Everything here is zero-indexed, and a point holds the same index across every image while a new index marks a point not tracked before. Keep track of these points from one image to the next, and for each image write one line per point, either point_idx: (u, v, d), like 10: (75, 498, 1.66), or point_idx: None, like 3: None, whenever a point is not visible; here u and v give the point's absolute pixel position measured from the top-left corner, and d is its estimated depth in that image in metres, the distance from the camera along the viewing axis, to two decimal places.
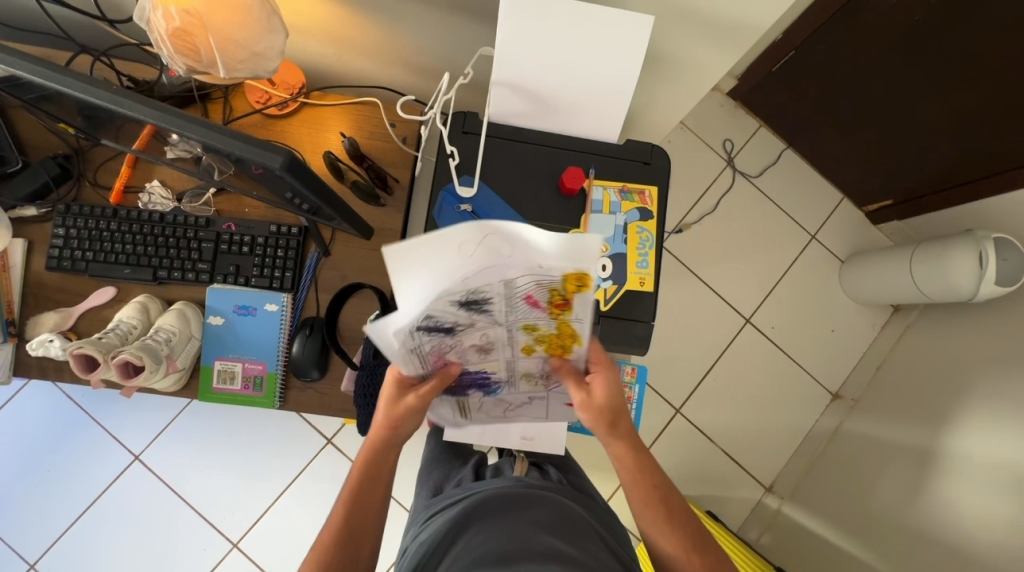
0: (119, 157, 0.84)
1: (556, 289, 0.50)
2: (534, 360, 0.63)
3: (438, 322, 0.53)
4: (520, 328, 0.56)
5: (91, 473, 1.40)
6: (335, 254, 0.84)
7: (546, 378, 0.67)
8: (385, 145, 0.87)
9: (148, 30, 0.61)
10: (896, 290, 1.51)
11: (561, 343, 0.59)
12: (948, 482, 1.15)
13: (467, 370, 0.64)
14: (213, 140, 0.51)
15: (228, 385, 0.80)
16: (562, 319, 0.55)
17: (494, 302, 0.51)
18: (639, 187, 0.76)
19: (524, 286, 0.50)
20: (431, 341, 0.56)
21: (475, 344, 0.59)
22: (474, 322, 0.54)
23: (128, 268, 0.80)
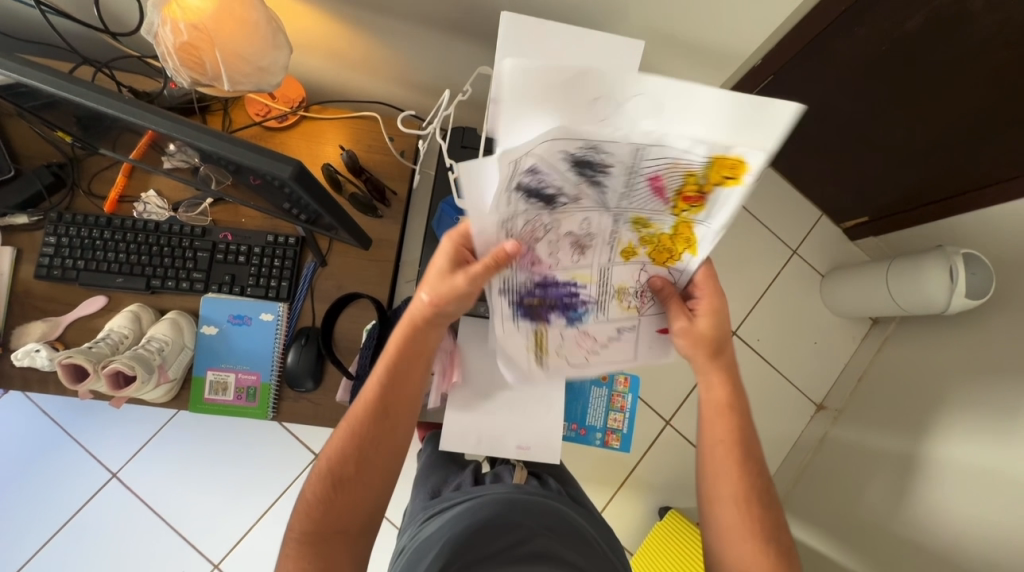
0: (115, 167, 0.84)
1: (690, 178, 0.47)
2: (631, 268, 0.59)
3: (548, 192, 0.48)
4: (630, 219, 0.53)
5: (65, 491, 1.34)
6: (332, 264, 0.84)
7: (635, 294, 0.63)
8: (384, 158, 0.89)
9: (155, 44, 0.63)
10: (874, 303, 1.56)
11: (668, 246, 0.57)
12: (928, 490, 1.18)
13: (554, 281, 0.58)
14: (220, 149, 0.52)
15: (220, 396, 0.79)
16: (684, 217, 0.52)
17: (613, 174, 0.47)
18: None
19: (648, 167, 0.47)
20: (531, 210, 0.50)
21: (569, 233, 0.54)
22: (582, 194, 0.49)
23: (120, 277, 0.79)
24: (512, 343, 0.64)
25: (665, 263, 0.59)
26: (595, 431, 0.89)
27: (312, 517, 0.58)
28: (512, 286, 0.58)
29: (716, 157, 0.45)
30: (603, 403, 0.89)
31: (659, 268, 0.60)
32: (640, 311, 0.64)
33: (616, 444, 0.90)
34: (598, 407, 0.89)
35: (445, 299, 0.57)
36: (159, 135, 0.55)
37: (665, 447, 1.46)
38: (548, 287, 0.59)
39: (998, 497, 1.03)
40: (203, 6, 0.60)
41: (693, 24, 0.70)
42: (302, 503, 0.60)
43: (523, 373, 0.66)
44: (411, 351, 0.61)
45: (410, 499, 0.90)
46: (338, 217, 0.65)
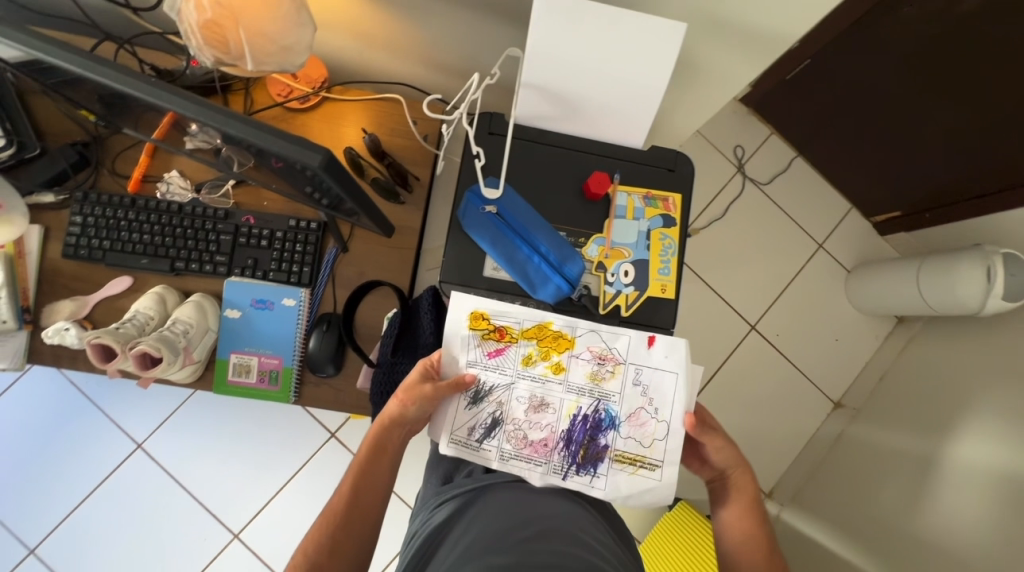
0: (139, 146, 0.83)
1: (483, 334, 0.70)
2: (578, 365, 0.71)
3: (484, 424, 0.71)
4: (525, 367, 0.71)
5: (93, 460, 1.39)
6: (353, 250, 0.83)
7: (606, 373, 0.71)
8: (406, 142, 0.87)
9: (178, 21, 0.61)
10: (902, 301, 1.52)
11: (553, 336, 0.70)
12: (947, 492, 1.16)
13: (568, 430, 0.71)
14: (246, 133, 0.50)
15: (244, 379, 0.79)
16: (521, 332, 0.70)
17: (482, 381, 0.71)
18: (662, 193, 0.74)
19: (478, 354, 0.71)
20: (503, 440, 0.72)
21: (530, 409, 0.71)
22: (497, 401, 0.71)
23: (145, 259, 0.80)
24: (617, 480, 0.70)
25: (571, 340, 0.71)
26: None
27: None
28: (560, 467, 0.71)
29: (468, 329, 0.69)
30: None
31: (577, 344, 0.71)
32: (620, 363, 0.71)
33: None
34: None
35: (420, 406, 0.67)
36: (185, 119, 0.54)
37: None
38: (571, 437, 0.71)
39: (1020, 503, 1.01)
40: None
41: (736, 7, 0.65)
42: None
43: (657, 484, 0.70)
44: (385, 442, 0.68)
45: (422, 484, 0.89)
46: (364, 205, 0.64)
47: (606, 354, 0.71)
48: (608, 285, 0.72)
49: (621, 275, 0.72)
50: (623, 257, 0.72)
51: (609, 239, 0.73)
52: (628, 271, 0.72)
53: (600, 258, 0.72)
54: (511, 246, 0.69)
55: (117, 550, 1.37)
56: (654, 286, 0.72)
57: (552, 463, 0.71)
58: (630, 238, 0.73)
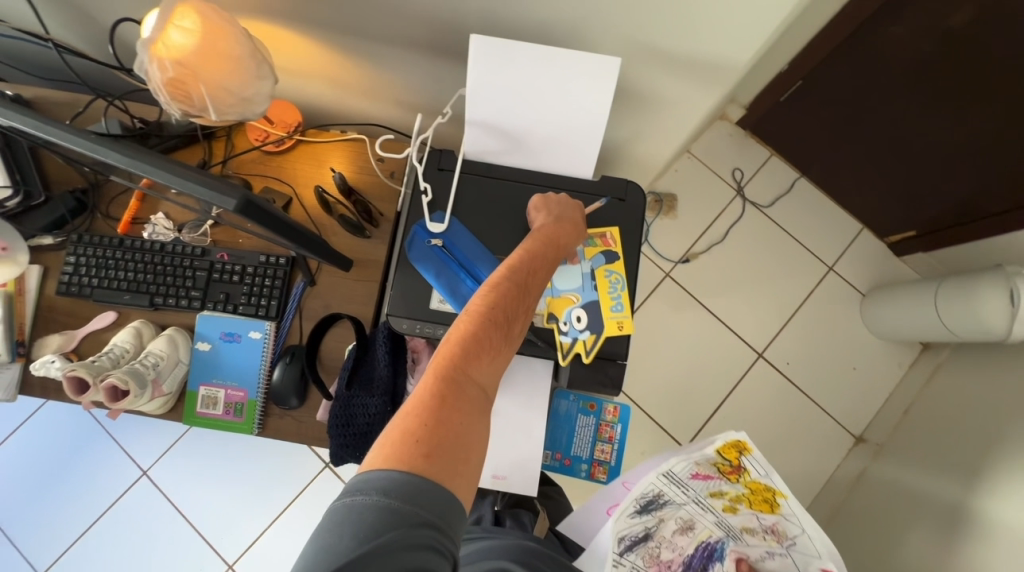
0: (131, 191, 0.90)
1: (719, 461, 0.65)
2: (744, 517, 0.67)
3: (634, 534, 0.67)
4: (706, 495, 0.67)
5: (102, 485, 1.45)
6: (320, 284, 0.86)
7: (767, 535, 0.67)
8: (373, 179, 0.90)
9: (146, 81, 0.66)
10: (921, 327, 1.41)
11: (760, 497, 0.66)
12: (977, 545, 1.03)
13: (691, 556, 0.69)
14: (173, 184, 0.57)
15: (211, 410, 0.82)
16: (748, 480, 0.66)
17: (666, 489, 0.66)
18: (600, 230, 0.74)
19: (685, 471, 0.66)
20: (640, 555, 0.68)
21: (675, 527, 0.69)
22: (659, 517, 0.68)
23: (127, 295, 0.85)
24: None
25: (774, 508, 0.65)
26: (581, 462, 0.85)
27: (432, 435, 0.47)
28: None
29: (718, 450, 0.65)
30: (590, 433, 0.84)
31: (775, 514, 0.65)
32: (782, 545, 0.67)
33: (603, 478, 0.84)
34: (584, 436, 0.84)
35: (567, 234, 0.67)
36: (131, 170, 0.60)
37: None
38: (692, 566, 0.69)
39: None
40: (186, 42, 0.63)
41: (675, 39, 0.67)
42: (411, 424, 0.48)
43: None
44: (538, 267, 0.63)
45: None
46: (301, 242, 0.69)
47: (787, 534, 0.66)
48: (564, 332, 0.71)
49: (573, 320, 0.71)
50: (572, 303, 0.72)
51: (553, 286, 0.72)
52: (582, 313, 0.71)
53: (548, 307, 0.72)
54: (456, 280, 0.70)
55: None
56: (611, 325, 0.71)
57: None
58: (576, 279, 0.72)
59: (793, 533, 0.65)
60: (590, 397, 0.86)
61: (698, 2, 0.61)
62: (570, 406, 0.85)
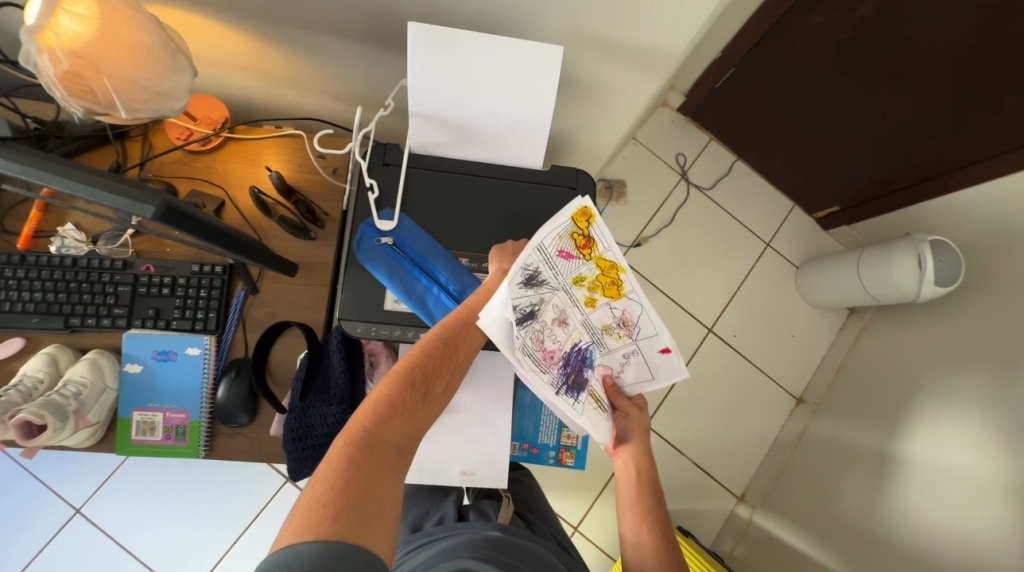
0: (30, 201, 0.80)
1: (575, 232, 0.62)
2: (602, 311, 0.66)
3: (522, 309, 0.59)
4: (571, 283, 0.64)
5: (29, 529, 1.30)
6: (264, 291, 0.81)
7: (618, 331, 0.67)
8: (314, 177, 0.85)
9: (37, 74, 0.58)
10: (847, 294, 1.55)
11: (611, 281, 0.65)
12: (903, 484, 1.16)
13: (567, 354, 0.64)
14: (78, 192, 0.51)
15: (148, 437, 0.75)
16: (597, 257, 0.64)
17: (543, 270, 0.61)
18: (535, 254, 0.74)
19: (552, 247, 0.61)
20: (528, 336, 0.60)
21: (553, 320, 0.63)
22: (541, 298, 0.61)
23: (36, 318, 0.75)
24: (588, 419, 0.64)
25: (620, 293, 0.65)
26: (549, 449, 0.85)
27: (342, 493, 0.46)
28: (556, 382, 0.61)
29: (572, 217, 0.61)
30: (556, 420, 0.85)
31: (623, 299, 0.65)
32: (631, 338, 0.68)
33: (572, 462, 0.85)
34: (550, 424, 0.85)
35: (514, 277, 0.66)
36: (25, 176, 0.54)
37: None
38: (569, 360, 0.64)
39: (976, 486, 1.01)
40: (81, 30, 0.56)
41: (614, 28, 0.68)
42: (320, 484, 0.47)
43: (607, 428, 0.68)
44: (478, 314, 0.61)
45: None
46: (235, 248, 0.65)
47: (633, 322, 0.66)
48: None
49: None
50: None
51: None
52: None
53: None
54: (410, 279, 0.68)
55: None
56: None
57: (552, 377, 0.61)
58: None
59: (639, 316, 0.66)
60: None
61: None
62: (534, 396, 0.85)
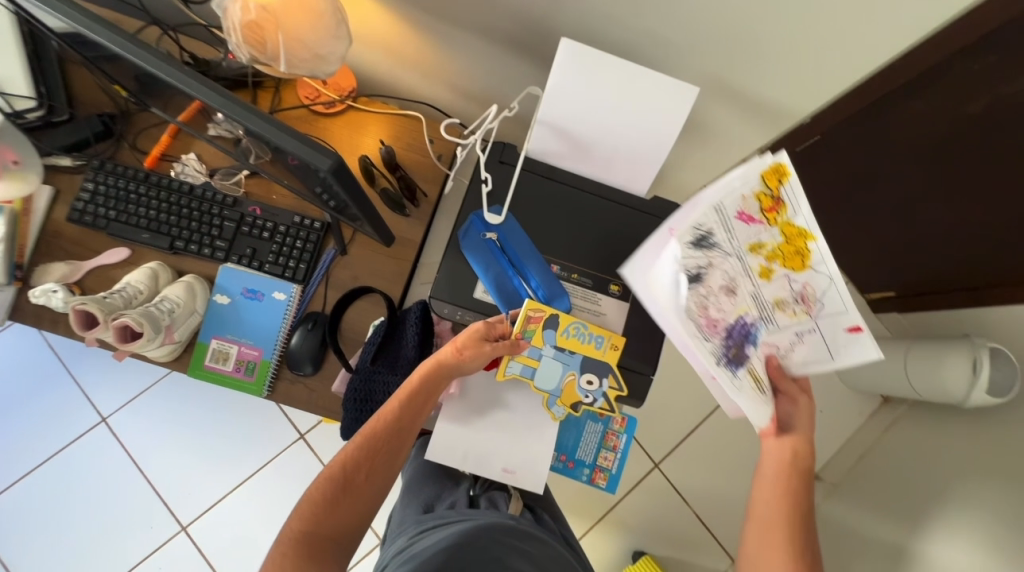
0: (163, 126, 0.86)
1: (761, 193, 0.59)
2: (779, 284, 0.62)
3: (691, 270, 0.58)
4: (746, 250, 0.61)
5: (55, 427, 1.35)
6: (351, 254, 0.85)
7: (795, 304, 0.63)
8: (420, 158, 0.89)
9: (222, 18, 0.64)
10: (887, 382, 1.52)
11: (795, 250, 0.61)
12: None
13: (731, 324, 0.61)
14: (269, 134, 0.55)
15: (220, 365, 0.79)
16: (783, 222, 0.59)
17: (715, 231, 0.58)
18: (528, 316, 0.70)
19: (733, 209, 0.59)
20: (691, 298, 0.59)
21: (721, 286, 0.60)
22: (709, 260, 0.59)
23: (146, 233, 0.81)
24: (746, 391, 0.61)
25: (806, 264, 0.62)
26: (584, 466, 0.86)
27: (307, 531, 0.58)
28: (717, 353, 0.59)
29: (763, 172, 0.57)
30: (597, 439, 0.86)
31: (806, 272, 0.62)
32: (811, 313, 0.63)
33: (603, 484, 0.86)
34: (590, 442, 0.86)
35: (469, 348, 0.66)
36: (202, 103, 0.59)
37: (653, 491, 1.41)
38: (732, 330, 0.61)
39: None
40: None
41: (748, 77, 0.69)
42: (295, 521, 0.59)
43: (761, 409, 0.63)
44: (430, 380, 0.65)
45: (398, 508, 0.90)
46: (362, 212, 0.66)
47: (816, 296, 0.62)
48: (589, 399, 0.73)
49: (588, 387, 0.73)
50: (575, 378, 0.73)
51: (535, 372, 0.73)
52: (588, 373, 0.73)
53: (559, 392, 0.73)
54: (503, 274, 0.73)
55: (64, 526, 1.31)
56: (609, 354, 0.73)
57: (714, 346, 0.59)
58: (549, 351, 0.73)
59: (824, 291, 0.62)
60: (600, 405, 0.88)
61: (781, 49, 0.63)
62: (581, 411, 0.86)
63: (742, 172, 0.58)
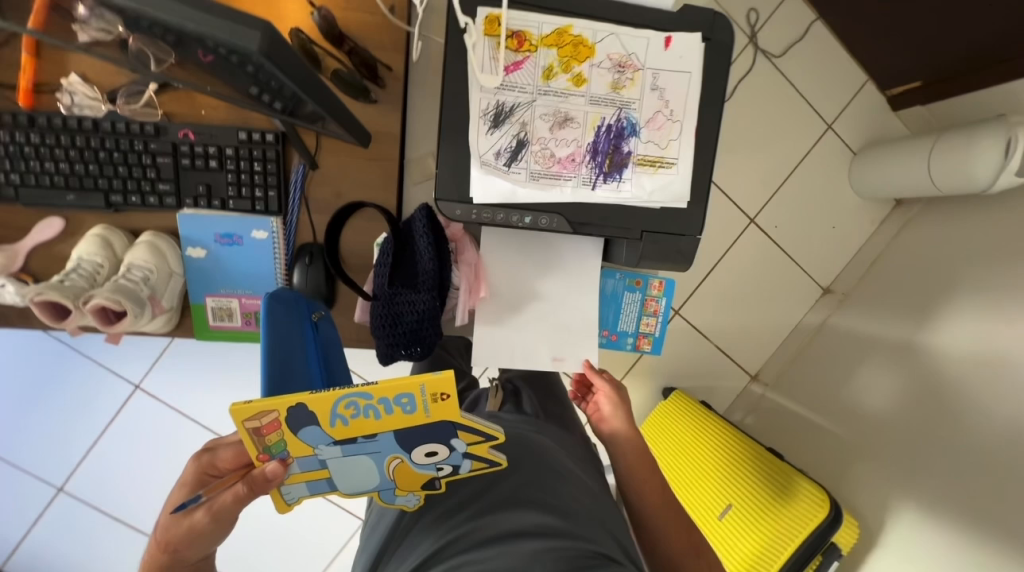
0: (15, 42, 0.64)
1: (499, 43, 0.58)
2: (597, 76, 0.60)
3: (506, 149, 0.60)
4: (544, 82, 0.60)
5: (84, 410, 1.25)
6: (323, 167, 0.70)
7: (624, 73, 0.60)
8: (366, 19, 0.68)
9: None
10: (906, 184, 1.28)
11: (573, 42, 0.59)
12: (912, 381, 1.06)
13: (591, 144, 0.61)
14: (158, 12, 0.39)
15: (227, 323, 0.71)
16: (539, 41, 0.58)
17: (502, 97, 0.59)
18: (253, 437, 0.46)
19: (493, 72, 0.58)
20: (533, 163, 0.61)
21: (550, 126, 0.60)
22: (521, 122, 0.60)
23: (70, 194, 0.65)
24: (643, 188, 0.62)
25: (591, 47, 0.59)
26: (627, 336, 0.85)
27: None
28: (589, 179, 0.62)
29: (483, 33, 0.57)
30: (636, 308, 0.82)
31: (596, 48, 0.59)
32: (642, 68, 0.60)
33: (648, 348, 0.87)
34: (630, 311, 0.83)
35: (183, 543, 0.49)
36: None
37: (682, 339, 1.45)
38: (595, 149, 0.61)
39: (955, 397, 0.95)
40: None
41: None
42: None
43: (676, 179, 0.62)
44: None
45: None
46: None
47: (627, 55, 0.60)
48: (448, 469, 0.55)
49: (432, 459, 0.53)
50: (404, 459, 0.52)
51: (334, 480, 0.53)
52: (428, 446, 0.51)
53: (392, 482, 0.55)
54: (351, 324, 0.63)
55: (122, 495, 1.28)
56: (435, 412, 0.48)
57: (581, 177, 0.62)
58: (331, 451, 0.49)
59: (628, 45, 0.60)
60: (635, 274, 0.82)
61: None
62: (615, 284, 0.81)
63: (474, 58, 0.57)
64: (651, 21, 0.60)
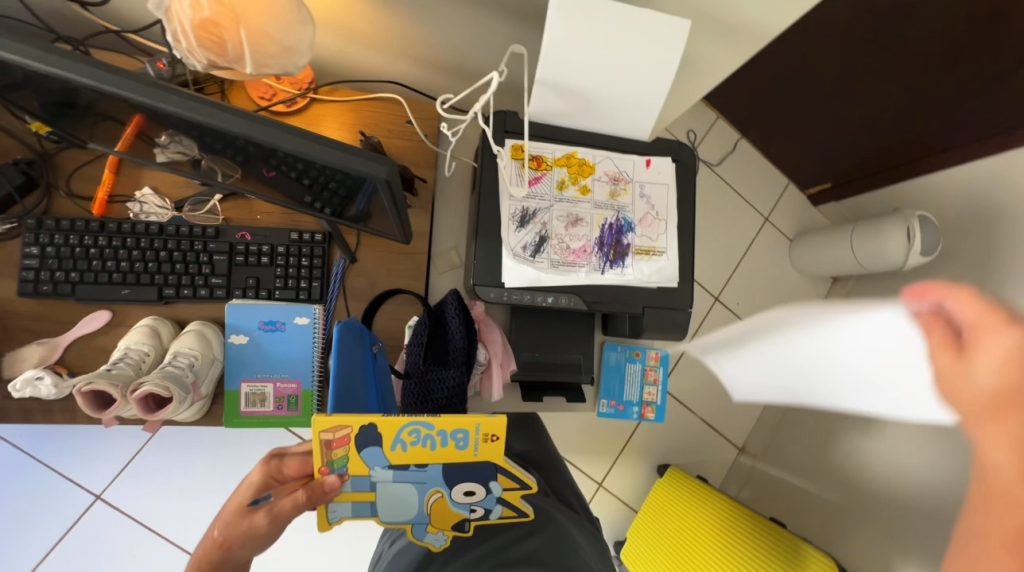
0: (98, 161, 0.74)
1: (522, 164, 0.73)
2: (598, 186, 0.76)
3: (530, 243, 0.73)
4: (558, 191, 0.75)
5: None
6: (362, 260, 0.80)
7: (618, 185, 0.77)
8: (405, 144, 0.84)
9: (167, 21, 0.55)
10: (838, 263, 1.49)
11: (579, 163, 0.76)
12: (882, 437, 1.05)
13: (598, 238, 0.75)
14: (307, 149, 0.50)
15: (259, 408, 0.73)
16: (553, 162, 0.75)
17: (526, 203, 0.73)
18: (322, 447, 0.48)
19: (518, 185, 0.73)
20: (552, 254, 0.73)
21: (564, 224, 0.74)
22: (541, 222, 0.73)
23: (126, 288, 0.71)
24: (642, 272, 0.75)
25: (592, 166, 0.76)
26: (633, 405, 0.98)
27: None
28: (599, 266, 0.74)
29: (511, 156, 0.73)
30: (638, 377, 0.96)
31: (596, 166, 0.76)
32: (632, 181, 0.77)
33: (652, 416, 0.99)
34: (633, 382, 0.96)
35: (238, 543, 0.48)
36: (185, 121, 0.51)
37: None
38: (601, 241, 0.75)
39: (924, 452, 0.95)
40: None
41: None
42: None
43: (667, 265, 0.76)
44: None
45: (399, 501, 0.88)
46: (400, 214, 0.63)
47: (619, 171, 0.77)
48: (478, 513, 0.57)
49: (469, 499, 0.56)
50: (445, 495, 0.55)
51: (376, 504, 0.54)
52: (469, 484, 0.55)
53: (427, 517, 0.56)
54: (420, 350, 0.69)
55: None
56: (484, 451, 0.53)
57: (592, 264, 0.74)
58: (384, 475, 0.52)
59: (620, 164, 0.77)
60: (635, 346, 0.97)
61: None
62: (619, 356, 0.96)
63: (503, 175, 0.72)
64: (636, 148, 0.78)
